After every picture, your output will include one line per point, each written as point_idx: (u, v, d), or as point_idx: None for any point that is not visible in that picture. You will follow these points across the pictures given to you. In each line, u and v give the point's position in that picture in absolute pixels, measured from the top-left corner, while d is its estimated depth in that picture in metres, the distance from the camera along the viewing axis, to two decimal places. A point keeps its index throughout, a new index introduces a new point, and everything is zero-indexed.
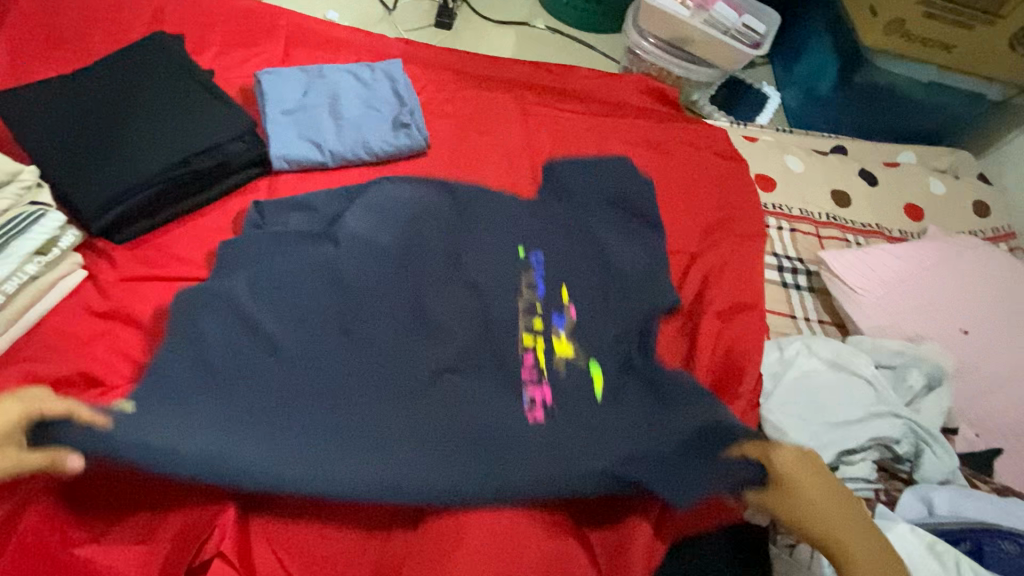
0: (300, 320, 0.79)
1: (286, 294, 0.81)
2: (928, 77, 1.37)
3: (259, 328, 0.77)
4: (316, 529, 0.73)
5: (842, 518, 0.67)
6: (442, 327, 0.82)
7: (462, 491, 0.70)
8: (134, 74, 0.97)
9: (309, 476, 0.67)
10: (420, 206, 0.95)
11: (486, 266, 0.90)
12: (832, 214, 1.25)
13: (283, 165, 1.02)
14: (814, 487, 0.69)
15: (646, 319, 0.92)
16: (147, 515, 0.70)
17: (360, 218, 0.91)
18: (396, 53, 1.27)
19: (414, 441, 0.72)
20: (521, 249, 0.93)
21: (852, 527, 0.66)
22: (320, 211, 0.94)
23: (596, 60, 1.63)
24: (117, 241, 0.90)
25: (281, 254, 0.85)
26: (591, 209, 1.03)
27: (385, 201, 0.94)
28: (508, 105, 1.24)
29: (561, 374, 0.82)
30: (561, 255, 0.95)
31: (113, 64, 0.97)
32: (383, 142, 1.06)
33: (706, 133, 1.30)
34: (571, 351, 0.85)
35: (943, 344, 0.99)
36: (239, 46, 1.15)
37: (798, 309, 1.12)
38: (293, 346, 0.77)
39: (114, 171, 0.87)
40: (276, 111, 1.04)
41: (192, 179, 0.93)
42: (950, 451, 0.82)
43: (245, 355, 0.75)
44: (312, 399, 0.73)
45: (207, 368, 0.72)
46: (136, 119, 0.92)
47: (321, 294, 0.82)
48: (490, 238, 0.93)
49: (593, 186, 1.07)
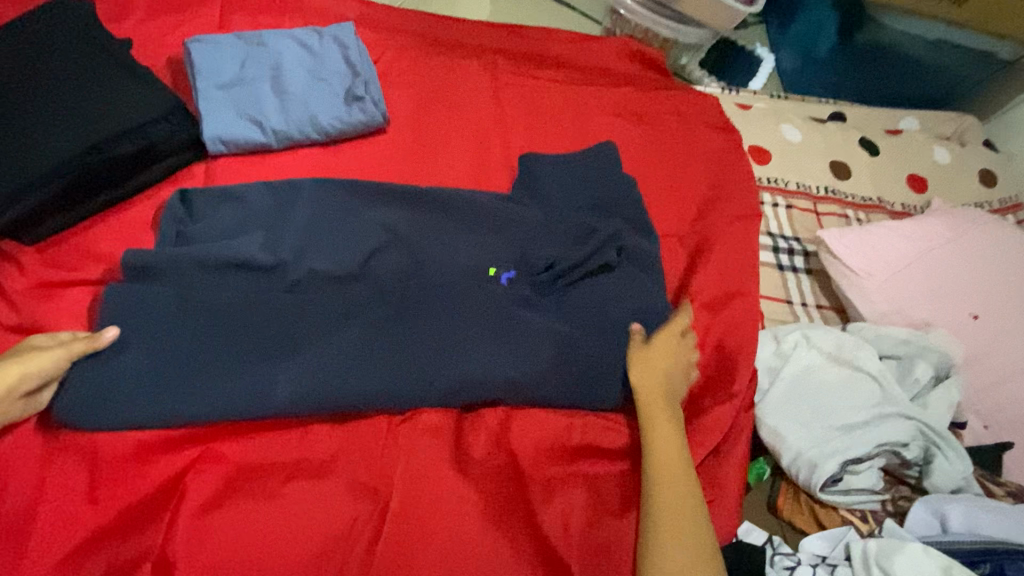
0: (235, 355, 0.71)
1: (224, 308, 0.73)
2: (936, 34, 1.26)
3: (192, 348, 0.70)
4: (254, 565, 0.63)
5: (671, 467, 0.71)
6: (403, 346, 0.74)
7: (425, 519, 0.68)
8: (37, 46, 0.84)
9: (268, 521, 0.65)
10: (371, 220, 0.85)
11: (450, 268, 0.84)
12: (831, 188, 1.16)
13: (220, 147, 0.90)
14: (664, 435, 0.73)
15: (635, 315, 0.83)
16: (64, 559, 0.61)
17: (302, 234, 0.82)
18: (350, 16, 1.14)
19: (383, 476, 0.70)
20: (491, 270, 0.85)
21: (673, 474, 0.70)
22: (259, 215, 0.84)
23: (575, 22, 1.49)
24: (27, 242, 0.79)
25: (216, 269, 0.76)
26: (568, 193, 0.94)
27: (332, 210, 0.85)
28: (477, 73, 1.12)
29: (537, 385, 0.77)
30: (534, 248, 0.88)
31: (10, 34, 0.84)
32: (335, 118, 0.95)
33: (695, 100, 1.19)
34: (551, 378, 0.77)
35: (952, 330, 0.91)
36: (166, 12, 1.02)
37: (795, 294, 1.03)
38: (233, 371, 0.70)
39: (14, 161, 0.76)
40: (210, 85, 0.92)
41: (111, 167, 0.82)
42: (962, 455, 0.76)
43: (173, 392, 0.68)
44: (270, 440, 0.71)
45: (148, 383, 0.68)
46: (39, 99, 0.80)
47: (267, 306, 0.74)
48: (458, 239, 0.87)
49: (570, 168, 0.97)
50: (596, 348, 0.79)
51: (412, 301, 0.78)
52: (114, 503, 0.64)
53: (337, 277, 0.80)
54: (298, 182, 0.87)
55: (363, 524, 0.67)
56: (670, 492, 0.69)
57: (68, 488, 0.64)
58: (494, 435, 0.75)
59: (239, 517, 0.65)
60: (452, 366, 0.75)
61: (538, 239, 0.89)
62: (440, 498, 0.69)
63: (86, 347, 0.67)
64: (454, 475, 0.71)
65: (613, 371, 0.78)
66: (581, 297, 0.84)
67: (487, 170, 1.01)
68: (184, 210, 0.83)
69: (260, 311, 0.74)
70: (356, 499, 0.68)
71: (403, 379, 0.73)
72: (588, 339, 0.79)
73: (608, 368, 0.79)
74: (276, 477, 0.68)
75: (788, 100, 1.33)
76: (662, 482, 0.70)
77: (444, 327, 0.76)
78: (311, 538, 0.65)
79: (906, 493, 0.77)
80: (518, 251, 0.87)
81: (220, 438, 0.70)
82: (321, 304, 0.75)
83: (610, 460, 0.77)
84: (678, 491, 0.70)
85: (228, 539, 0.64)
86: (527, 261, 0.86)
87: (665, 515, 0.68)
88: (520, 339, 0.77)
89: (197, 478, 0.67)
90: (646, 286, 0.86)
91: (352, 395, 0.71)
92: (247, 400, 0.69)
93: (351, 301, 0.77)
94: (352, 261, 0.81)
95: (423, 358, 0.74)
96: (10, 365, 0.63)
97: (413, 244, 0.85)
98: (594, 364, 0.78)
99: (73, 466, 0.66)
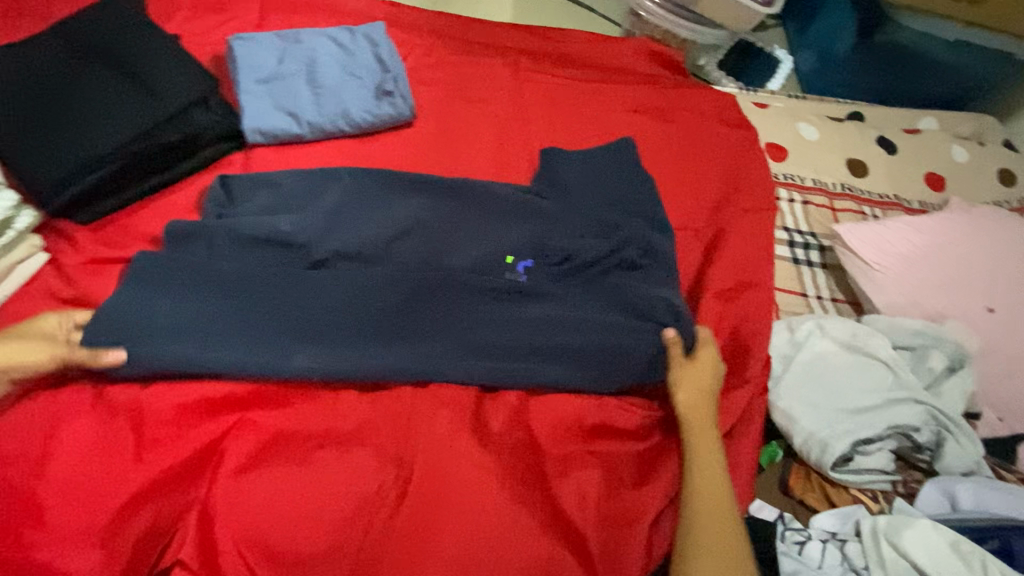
0: (251, 315, 0.76)
1: (248, 280, 0.78)
2: (950, 34, 1.28)
3: (213, 312, 0.76)
4: (288, 523, 0.67)
5: (710, 488, 0.71)
6: (415, 328, 0.79)
7: (443, 486, 0.71)
8: (92, 39, 0.90)
9: (299, 484, 0.69)
10: (398, 209, 0.90)
11: (465, 252, 0.88)
12: (847, 185, 1.17)
13: (258, 137, 0.95)
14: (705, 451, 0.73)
15: (649, 302, 0.84)
16: (110, 516, 0.65)
17: (331, 218, 0.86)
18: (380, 16, 1.19)
19: (404, 448, 0.74)
20: (508, 257, 0.88)
21: (714, 492, 0.70)
22: (292, 199, 0.88)
23: (596, 24, 1.53)
24: (80, 221, 0.85)
25: (247, 246, 0.82)
26: (588, 185, 0.97)
27: (361, 198, 0.90)
28: (500, 71, 1.16)
29: (545, 370, 0.79)
30: (554, 232, 0.91)
31: (69, 28, 0.91)
32: (365, 111, 0.99)
33: (712, 98, 1.21)
34: (558, 364, 0.80)
35: (967, 323, 0.93)
36: (209, 11, 1.08)
37: (809, 287, 1.05)
38: (252, 336, 0.75)
39: (71, 144, 0.82)
40: (249, 79, 0.97)
41: (158, 153, 0.87)
42: (974, 439, 0.78)
43: (186, 347, 0.73)
44: (301, 410, 0.74)
45: (163, 331, 0.73)
46: (95, 88, 0.87)
47: (286, 284, 0.79)
48: (476, 228, 0.90)
49: (586, 167, 0.99)
50: (605, 335, 0.81)
51: (423, 280, 0.81)
52: (157, 462, 0.69)
53: (358, 256, 0.84)
54: (336, 172, 0.92)
55: (387, 491, 0.71)
56: (708, 508, 0.69)
57: (117, 447, 0.69)
58: (513, 413, 0.78)
59: (274, 479, 0.70)
60: (461, 350, 0.79)
61: (555, 229, 0.91)
62: (460, 468, 0.72)
63: (86, 358, 0.71)
64: (475, 449, 0.75)
65: (626, 357, 0.80)
66: (597, 287, 0.86)
67: (509, 163, 1.04)
68: (224, 196, 0.88)
69: (280, 286, 0.79)
70: (382, 467, 0.72)
71: (414, 356, 0.78)
72: (597, 323, 0.82)
73: (619, 353, 0.81)
74: (307, 445, 0.73)
75: (806, 99, 1.35)
76: (696, 499, 0.70)
77: (456, 314, 0.81)
78: (340, 501, 0.69)
79: (918, 477, 0.79)
80: (538, 239, 0.90)
81: (256, 405, 0.75)
82: (341, 282, 0.80)
83: (626, 440, 0.80)
84: (717, 507, 0.70)
85: (263, 498, 0.68)
86: (545, 247, 0.89)
87: (699, 532, 0.67)
88: (525, 319, 0.82)
89: (234, 441, 0.71)
90: (652, 274, 0.89)
91: (365, 366, 0.75)
92: (263, 360, 0.74)
93: (373, 281, 0.81)
94: (371, 238, 0.86)
95: (436, 335, 0.79)
96: (14, 349, 0.69)
97: (432, 230, 0.89)
98: (601, 347, 0.81)
99: (122, 427, 0.70)
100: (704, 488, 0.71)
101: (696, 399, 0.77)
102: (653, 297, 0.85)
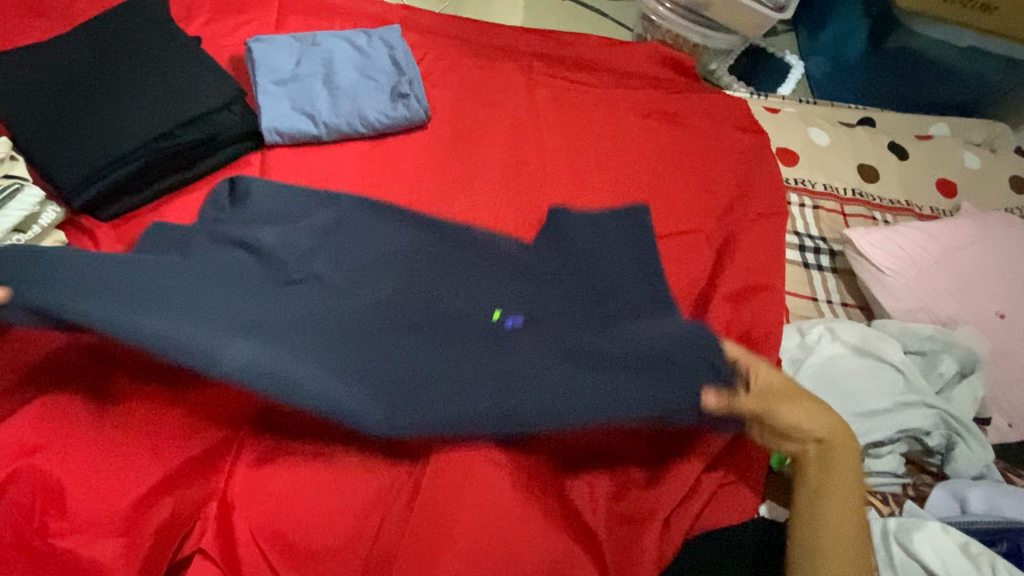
0: (194, 312, 0.66)
1: (203, 288, 0.70)
2: (965, 42, 1.28)
3: (148, 303, 0.65)
4: (303, 515, 0.69)
5: (845, 511, 0.66)
6: (381, 365, 0.68)
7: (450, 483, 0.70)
8: (116, 39, 0.93)
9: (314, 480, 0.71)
10: (391, 242, 0.84)
11: (451, 291, 0.79)
12: (858, 190, 1.18)
13: (276, 138, 0.97)
14: (840, 474, 0.68)
15: (668, 344, 0.71)
16: (128, 507, 0.67)
17: (322, 246, 0.81)
18: (395, 19, 1.20)
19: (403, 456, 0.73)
20: (496, 312, 0.78)
21: (846, 516, 0.66)
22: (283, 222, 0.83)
23: (607, 28, 1.54)
24: (103, 219, 0.87)
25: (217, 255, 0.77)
26: (593, 240, 0.90)
27: (353, 231, 0.84)
28: (514, 74, 1.17)
29: (524, 417, 0.66)
30: (552, 301, 0.82)
31: (94, 29, 0.93)
32: (380, 113, 1.01)
33: (723, 102, 1.22)
34: (541, 411, 0.66)
35: (978, 328, 0.93)
36: (228, 14, 1.10)
37: (820, 291, 1.05)
38: (182, 335, 0.63)
39: (95, 142, 0.84)
40: (268, 81, 0.99)
41: (179, 152, 0.89)
42: (984, 444, 0.78)
43: (108, 325, 0.63)
44: (293, 424, 0.74)
45: (99, 296, 0.64)
46: (120, 87, 0.89)
47: (244, 300, 0.70)
48: (467, 273, 0.82)
49: (598, 234, 0.91)
50: (609, 380, 0.68)
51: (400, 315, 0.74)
52: (175, 455, 0.70)
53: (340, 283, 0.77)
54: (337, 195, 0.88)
55: (400, 487, 0.72)
56: (839, 531, 0.65)
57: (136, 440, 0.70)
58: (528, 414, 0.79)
59: (290, 474, 0.71)
60: (432, 382, 0.68)
61: (549, 295, 0.82)
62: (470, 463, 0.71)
63: None
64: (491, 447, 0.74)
65: (635, 403, 0.67)
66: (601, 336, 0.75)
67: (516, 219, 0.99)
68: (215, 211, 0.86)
69: (236, 304, 0.69)
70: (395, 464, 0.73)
71: (374, 396, 0.66)
72: (601, 372, 0.69)
73: (623, 396, 0.67)
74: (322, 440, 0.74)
75: (817, 105, 1.35)
76: (833, 520, 0.66)
77: (430, 351, 0.70)
78: (355, 498, 0.71)
79: (928, 480, 0.79)
80: (535, 297, 0.82)
81: None
82: (305, 311, 0.71)
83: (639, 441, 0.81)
84: (847, 532, 0.65)
85: (279, 491, 0.70)
86: (541, 307, 0.80)
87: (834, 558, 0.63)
88: (511, 365, 0.69)
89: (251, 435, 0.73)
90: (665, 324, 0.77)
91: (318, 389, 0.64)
92: (196, 345, 0.63)
93: (341, 312, 0.73)
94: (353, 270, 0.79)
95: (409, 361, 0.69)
96: None
97: (416, 270, 0.80)
98: (604, 398, 0.67)
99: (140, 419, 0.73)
100: (837, 510, 0.66)
101: (821, 418, 0.71)
102: (667, 332, 0.73)
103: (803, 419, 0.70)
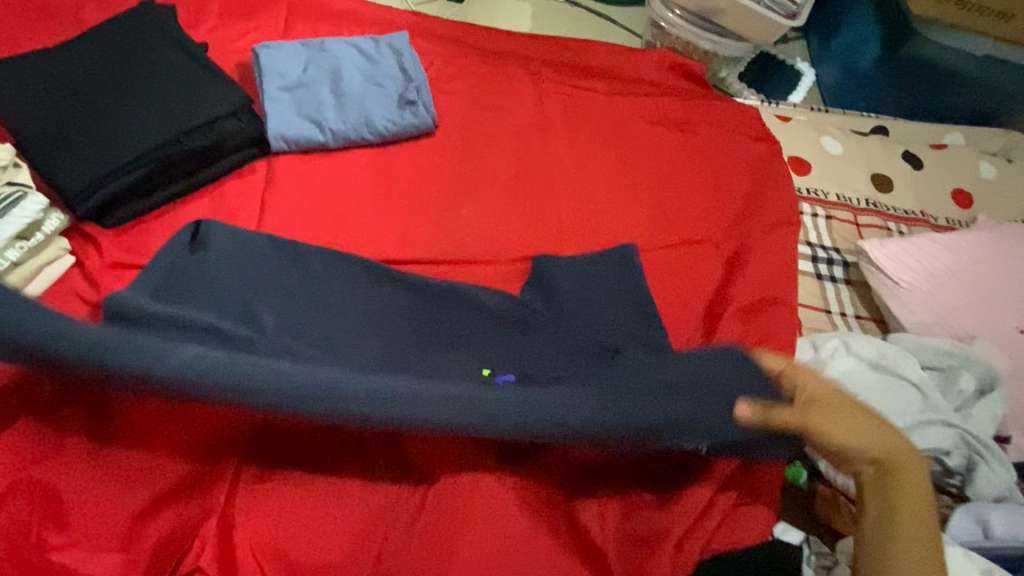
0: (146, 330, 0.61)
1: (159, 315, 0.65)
2: (983, 49, 1.29)
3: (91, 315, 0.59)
4: (304, 531, 0.68)
5: (919, 506, 0.64)
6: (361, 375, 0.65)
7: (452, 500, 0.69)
8: (124, 44, 0.92)
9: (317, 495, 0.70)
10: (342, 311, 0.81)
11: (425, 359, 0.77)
12: (872, 200, 1.15)
13: (282, 144, 0.96)
14: (909, 476, 0.66)
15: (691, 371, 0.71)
16: (127, 522, 0.66)
17: (278, 305, 0.76)
18: (403, 25, 1.20)
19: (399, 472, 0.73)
20: (485, 370, 0.77)
21: (920, 519, 0.64)
22: (222, 288, 0.75)
23: (616, 35, 1.53)
24: (106, 225, 0.86)
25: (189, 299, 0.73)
26: (585, 292, 0.87)
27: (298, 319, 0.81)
28: (522, 81, 1.16)
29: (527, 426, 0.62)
30: (542, 356, 0.80)
31: (102, 33, 0.93)
32: (387, 121, 1.00)
33: (734, 110, 1.20)
34: (543, 424, 0.62)
35: (996, 343, 0.91)
36: (236, 19, 1.10)
37: (833, 303, 1.03)
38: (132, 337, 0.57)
39: (100, 148, 0.83)
40: (275, 86, 0.98)
41: (184, 159, 0.88)
42: (1005, 465, 0.76)
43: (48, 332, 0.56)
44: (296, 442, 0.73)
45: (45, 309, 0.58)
46: (126, 93, 0.88)
47: (205, 326, 0.67)
48: (447, 329, 0.80)
49: (588, 290, 0.88)
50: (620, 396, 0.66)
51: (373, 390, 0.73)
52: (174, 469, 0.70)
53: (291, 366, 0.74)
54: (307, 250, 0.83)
55: (404, 503, 0.71)
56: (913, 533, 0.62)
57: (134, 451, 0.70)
58: None
59: (291, 490, 0.70)
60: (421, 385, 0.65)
61: (536, 349, 0.80)
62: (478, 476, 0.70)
63: None
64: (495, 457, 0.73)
65: (657, 423, 0.65)
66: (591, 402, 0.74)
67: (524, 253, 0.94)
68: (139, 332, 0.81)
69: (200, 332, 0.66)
70: (397, 482, 0.72)
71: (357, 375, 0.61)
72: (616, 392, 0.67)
73: (637, 411, 0.64)
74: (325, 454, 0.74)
75: (829, 113, 1.33)
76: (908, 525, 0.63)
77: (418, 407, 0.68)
78: (358, 515, 0.70)
79: (948, 502, 0.77)
80: (523, 353, 0.80)
81: None
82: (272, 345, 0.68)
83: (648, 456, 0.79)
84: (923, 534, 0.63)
85: (279, 508, 0.69)
86: (529, 368, 0.79)
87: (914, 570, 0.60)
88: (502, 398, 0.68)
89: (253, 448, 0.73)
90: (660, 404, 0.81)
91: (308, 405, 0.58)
92: (141, 343, 0.56)
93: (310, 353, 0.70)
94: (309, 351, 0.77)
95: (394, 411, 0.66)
96: None
97: (390, 330, 0.79)
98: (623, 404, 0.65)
99: None
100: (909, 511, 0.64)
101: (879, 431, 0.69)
102: (694, 371, 0.71)
103: (858, 421, 0.69)
